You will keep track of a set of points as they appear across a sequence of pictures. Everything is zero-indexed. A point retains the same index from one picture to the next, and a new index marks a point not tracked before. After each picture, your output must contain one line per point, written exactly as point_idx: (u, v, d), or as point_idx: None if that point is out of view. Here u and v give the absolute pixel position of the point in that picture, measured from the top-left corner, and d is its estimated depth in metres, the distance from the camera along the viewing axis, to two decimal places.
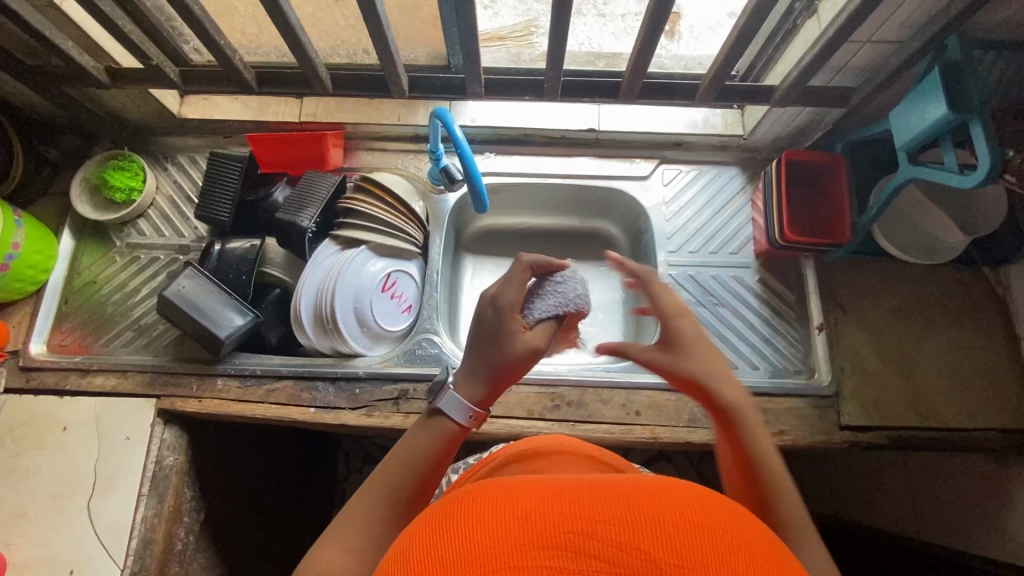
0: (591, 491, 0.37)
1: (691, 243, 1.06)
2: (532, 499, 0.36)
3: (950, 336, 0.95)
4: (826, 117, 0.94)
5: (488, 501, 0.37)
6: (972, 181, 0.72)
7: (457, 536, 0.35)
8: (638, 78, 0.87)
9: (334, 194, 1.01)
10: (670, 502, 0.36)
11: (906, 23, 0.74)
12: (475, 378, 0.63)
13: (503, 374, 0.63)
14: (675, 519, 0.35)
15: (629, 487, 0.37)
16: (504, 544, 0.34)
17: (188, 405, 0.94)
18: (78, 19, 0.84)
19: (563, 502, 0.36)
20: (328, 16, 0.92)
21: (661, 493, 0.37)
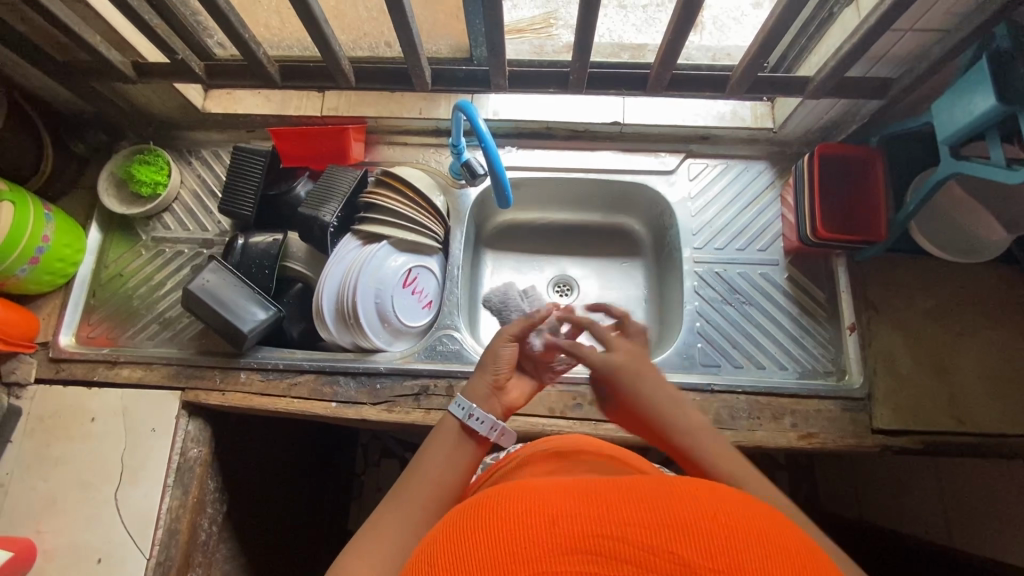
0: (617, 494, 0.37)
1: (718, 239, 1.03)
2: (559, 502, 0.36)
3: (989, 337, 0.92)
4: (862, 109, 0.91)
5: (513, 504, 0.36)
6: (1020, 177, 0.69)
7: (481, 539, 0.35)
8: (667, 69, 0.84)
9: (356, 189, 1.01)
10: (701, 504, 0.35)
11: (953, 10, 0.70)
12: (472, 384, 0.71)
13: (498, 375, 0.71)
14: (707, 521, 0.34)
15: (654, 487, 0.37)
16: (530, 548, 0.33)
17: (212, 397, 0.95)
18: (107, 15, 0.84)
19: (590, 505, 0.35)
20: (351, 9, 0.91)
21: (691, 495, 0.36)
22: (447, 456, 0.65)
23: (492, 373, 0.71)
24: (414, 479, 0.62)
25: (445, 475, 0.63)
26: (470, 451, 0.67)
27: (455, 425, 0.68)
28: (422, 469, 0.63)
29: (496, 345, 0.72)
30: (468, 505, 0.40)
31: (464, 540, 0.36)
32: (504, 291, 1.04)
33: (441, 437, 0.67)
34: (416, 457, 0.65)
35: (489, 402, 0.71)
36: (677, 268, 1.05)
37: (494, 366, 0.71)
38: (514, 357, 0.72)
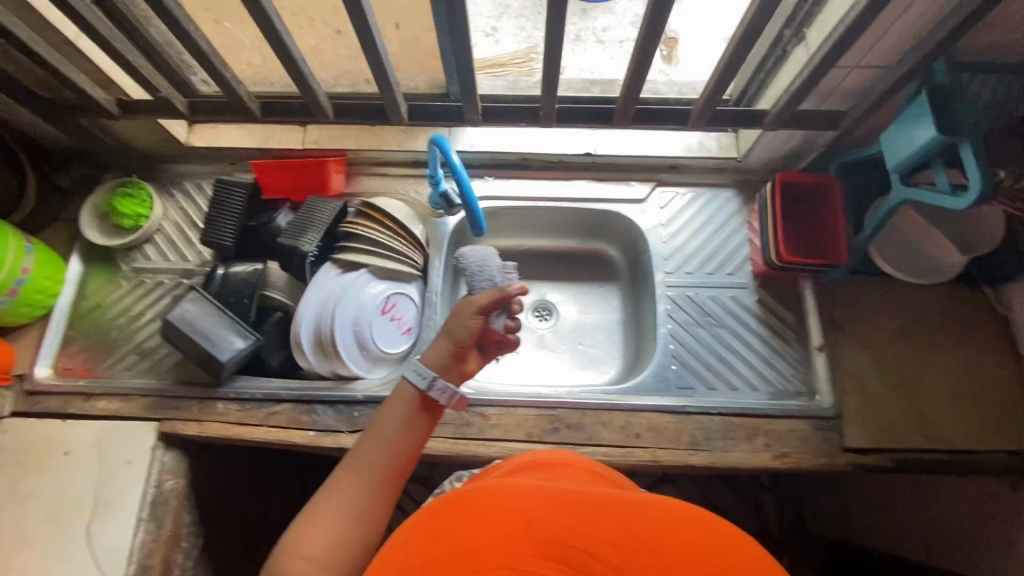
0: (589, 507, 0.41)
1: (689, 263, 1.06)
2: (540, 510, 0.40)
3: (953, 356, 0.95)
4: (819, 140, 0.95)
5: (495, 503, 0.41)
6: (965, 203, 0.73)
7: (463, 529, 0.40)
8: (631, 103, 0.88)
9: (336, 220, 1.03)
10: (675, 534, 0.38)
11: (893, 48, 0.75)
12: (433, 351, 0.73)
13: (460, 341, 0.72)
14: (676, 553, 0.37)
15: (625, 505, 0.41)
16: (507, 547, 0.38)
17: (189, 428, 0.95)
18: (91, 56, 0.87)
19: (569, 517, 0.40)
20: (330, 48, 0.95)
21: (666, 523, 0.39)
22: (401, 422, 0.68)
23: (451, 341, 0.72)
24: (368, 445, 0.65)
25: (399, 442, 0.66)
26: (424, 419, 0.70)
27: (410, 393, 0.69)
28: (375, 437, 0.66)
29: (463, 309, 0.72)
30: (445, 499, 0.43)
31: (447, 529, 0.40)
32: (484, 256, 0.78)
33: (395, 405, 0.69)
34: (369, 425, 0.68)
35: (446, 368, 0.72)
36: (650, 292, 1.07)
37: (454, 335, 0.72)
38: (478, 330, 0.72)
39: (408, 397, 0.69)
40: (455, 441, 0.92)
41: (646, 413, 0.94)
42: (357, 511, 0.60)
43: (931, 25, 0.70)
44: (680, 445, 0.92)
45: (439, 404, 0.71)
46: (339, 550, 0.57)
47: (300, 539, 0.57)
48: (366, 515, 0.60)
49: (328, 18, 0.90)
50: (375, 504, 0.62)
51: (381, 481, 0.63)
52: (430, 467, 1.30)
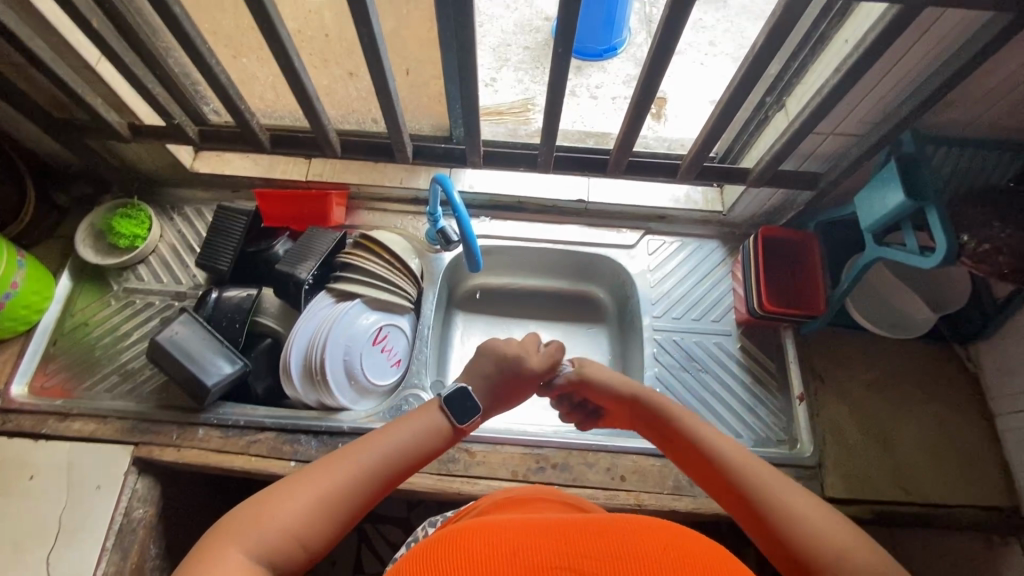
0: (567, 535, 0.42)
1: (676, 309, 1.09)
2: (519, 543, 0.41)
3: (925, 412, 1.00)
4: (797, 199, 1.01)
5: (475, 542, 0.41)
6: (932, 263, 0.78)
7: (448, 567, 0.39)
8: (625, 155, 0.93)
9: (334, 250, 1.05)
10: (650, 543, 0.41)
11: (864, 118, 0.82)
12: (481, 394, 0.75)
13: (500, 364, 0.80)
14: (657, 556, 0.39)
15: (597, 531, 0.42)
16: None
17: (166, 453, 0.93)
18: (108, 80, 0.89)
19: (549, 545, 0.41)
20: (342, 88, 1.00)
21: (639, 538, 0.41)
22: (426, 431, 0.69)
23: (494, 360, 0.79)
24: (386, 439, 0.66)
25: (414, 448, 0.68)
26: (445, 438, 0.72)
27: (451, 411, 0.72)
28: (398, 436, 0.67)
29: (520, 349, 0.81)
30: (423, 548, 0.43)
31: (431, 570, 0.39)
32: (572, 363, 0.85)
33: (425, 415, 0.71)
34: (394, 421, 0.69)
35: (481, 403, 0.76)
36: (638, 334, 1.09)
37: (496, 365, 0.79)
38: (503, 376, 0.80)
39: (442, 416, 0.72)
40: (439, 477, 0.91)
41: (632, 455, 0.94)
42: (351, 496, 0.62)
43: (897, 100, 0.77)
44: (664, 490, 0.92)
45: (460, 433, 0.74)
46: (317, 525, 0.59)
47: (283, 506, 0.58)
48: (353, 503, 0.62)
49: (342, 59, 0.95)
50: (364, 496, 0.63)
51: (381, 475, 0.64)
52: (408, 506, 1.26)
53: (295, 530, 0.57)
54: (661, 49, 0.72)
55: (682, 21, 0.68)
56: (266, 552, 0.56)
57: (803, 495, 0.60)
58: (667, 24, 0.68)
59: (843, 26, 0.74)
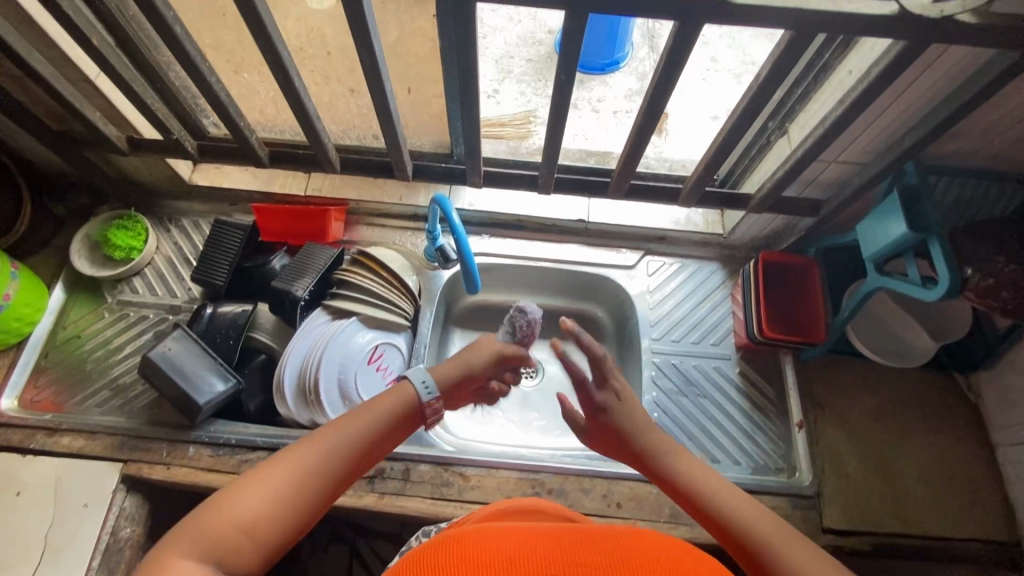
0: (556, 545, 0.43)
1: (675, 332, 1.08)
2: (513, 553, 0.42)
3: (924, 441, 0.99)
4: (798, 225, 1.00)
5: (470, 553, 0.42)
6: (934, 296, 0.77)
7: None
8: (626, 178, 0.92)
9: (331, 266, 1.04)
10: (639, 555, 0.42)
11: (867, 147, 0.82)
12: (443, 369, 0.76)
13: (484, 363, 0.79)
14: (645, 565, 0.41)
15: (586, 542, 0.44)
16: None
17: (155, 471, 0.91)
18: (107, 94, 0.88)
19: (541, 555, 0.42)
20: (343, 105, 1.00)
21: (628, 549, 0.43)
22: (380, 421, 0.69)
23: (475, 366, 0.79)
24: (339, 430, 0.66)
25: (369, 438, 0.67)
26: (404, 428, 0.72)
27: (404, 397, 0.72)
28: (357, 427, 0.67)
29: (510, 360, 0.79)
30: (415, 559, 0.44)
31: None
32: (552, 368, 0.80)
33: (383, 404, 0.70)
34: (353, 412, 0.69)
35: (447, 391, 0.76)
36: (636, 356, 1.08)
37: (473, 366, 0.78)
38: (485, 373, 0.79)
39: (397, 402, 0.71)
40: (433, 501, 0.90)
41: (628, 481, 0.93)
42: (308, 489, 0.61)
43: (901, 132, 0.77)
44: (661, 517, 0.90)
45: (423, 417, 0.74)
46: (273, 519, 0.58)
47: (234, 505, 0.56)
48: (311, 498, 0.61)
49: (344, 76, 0.95)
50: (319, 490, 0.62)
51: (334, 469, 0.63)
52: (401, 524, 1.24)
53: (245, 527, 0.56)
54: (658, 94, 0.71)
55: (678, 71, 0.67)
56: (218, 553, 0.54)
57: (757, 506, 0.62)
58: (664, 72, 0.67)
59: (846, 57, 0.73)
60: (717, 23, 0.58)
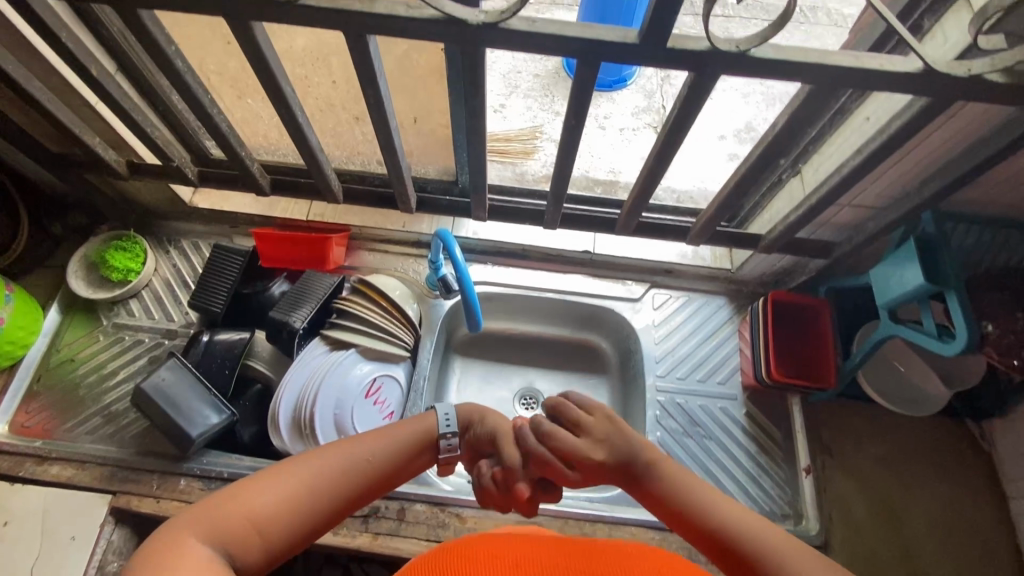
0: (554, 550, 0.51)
1: (680, 369, 1.06)
2: (522, 557, 0.49)
3: (933, 491, 0.97)
4: (809, 265, 0.98)
5: (483, 556, 0.49)
6: (951, 350, 0.75)
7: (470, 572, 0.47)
8: (635, 218, 0.90)
9: (331, 294, 1.02)
10: (625, 554, 0.51)
11: (883, 193, 0.79)
12: (465, 408, 0.78)
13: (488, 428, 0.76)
14: (632, 561, 0.50)
15: (578, 548, 0.52)
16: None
17: (145, 505, 0.89)
18: (108, 119, 0.87)
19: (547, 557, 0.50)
20: (347, 131, 0.98)
21: (613, 552, 0.52)
22: (398, 447, 0.69)
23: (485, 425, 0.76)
24: (360, 447, 0.66)
25: (386, 462, 0.67)
26: (424, 456, 0.72)
27: (428, 429, 0.72)
28: (378, 445, 0.67)
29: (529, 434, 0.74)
30: (431, 561, 0.51)
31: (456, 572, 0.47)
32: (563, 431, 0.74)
33: (409, 427, 0.72)
34: (378, 429, 0.70)
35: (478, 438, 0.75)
36: (639, 393, 1.06)
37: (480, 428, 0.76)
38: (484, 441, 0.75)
39: (419, 430, 0.72)
40: (428, 544, 0.87)
41: (630, 527, 0.90)
42: (321, 499, 0.61)
43: (919, 180, 0.75)
44: None
45: (437, 454, 0.73)
46: (282, 521, 0.58)
47: (250, 496, 0.57)
48: (321, 510, 0.61)
49: (349, 104, 0.93)
50: (329, 504, 0.62)
51: (347, 485, 0.63)
52: None
53: (256, 522, 0.56)
54: (669, 142, 0.70)
55: (691, 120, 0.65)
56: (225, 542, 0.54)
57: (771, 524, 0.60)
58: (675, 122, 0.66)
59: (864, 103, 0.71)
60: (734, 74, 0.56)
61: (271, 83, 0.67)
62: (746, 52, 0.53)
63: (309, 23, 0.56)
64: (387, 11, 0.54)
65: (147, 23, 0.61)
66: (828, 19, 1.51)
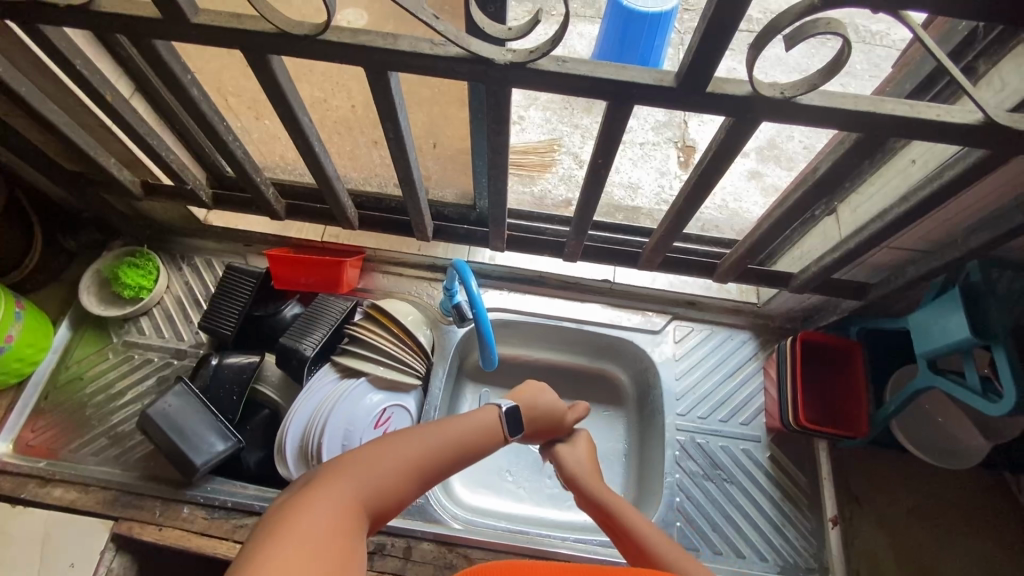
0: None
1: (701, 407, 1.01)
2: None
3: (968, 547, 0.92)
4: (840, 306, 0.93)
5: None
6: (997, 411, 0.70)
7: None
8: (659, 253, 0.86)
9: (343, 319, 1.00)
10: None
11: (927, 238, 0.75)
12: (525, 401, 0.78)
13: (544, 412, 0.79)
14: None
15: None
16: None
17: (146, 532, 0.87)
18: (123, 140, 0.85)
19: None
20: (365, 154, 0.96)
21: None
22: (477, 438, 0.70)
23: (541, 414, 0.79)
24: (444, 429, 0.67)
25: (473, 439, 0.69)
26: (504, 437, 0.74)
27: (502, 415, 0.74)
28: (470, 423, 0.70)
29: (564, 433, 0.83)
30: None
31: None
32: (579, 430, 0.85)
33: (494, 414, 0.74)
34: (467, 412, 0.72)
35: (528, 421, 0.78)
36: (658, 431, 1.02)
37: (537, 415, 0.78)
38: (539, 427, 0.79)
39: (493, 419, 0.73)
40: None
41: None
42: (426, 465, 0.64)
43: (966, 228, 0.70)
44: None
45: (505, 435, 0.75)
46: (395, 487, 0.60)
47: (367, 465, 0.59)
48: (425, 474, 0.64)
49: (367, 129, 0.90)
50: (433, 468, 0.64)
51: (434, 465, 0.65)
52: None
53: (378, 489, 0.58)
54: (700, 183, 0.66)
55: (726, 162, 0.62)
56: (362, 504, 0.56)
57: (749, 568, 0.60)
58: (708, 165, 0.63)
59: (910, 144, 0.67)
60: (775, 120, 0.53)
61: (288, 113, 0.65)
62: (791, 98, 0.49)
63: (327, 58, 0.54)
64: (411, 48, 0.52)
65: (163, 54, 0.59)
66: (857, 36, 1.46)
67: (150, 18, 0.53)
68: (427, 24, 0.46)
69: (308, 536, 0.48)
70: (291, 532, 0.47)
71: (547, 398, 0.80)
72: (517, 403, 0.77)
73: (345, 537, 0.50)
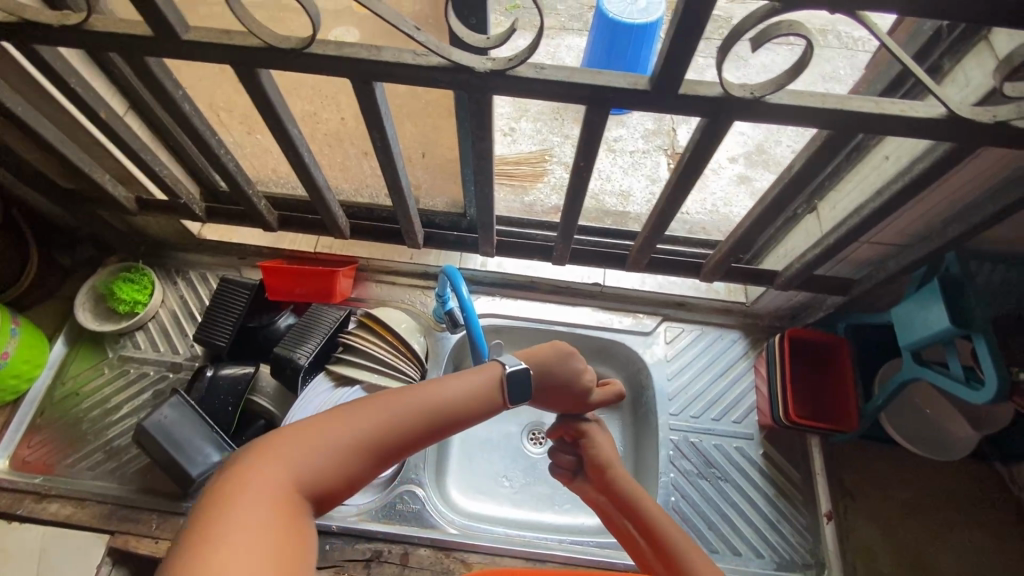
0: None
1: (693, 406, 1.02)
2: None
3: (961, 538, 0.92)
4: (826, 302, 0.94)
5: None
6: (982, 398, 0.71)
7: None
8: (646, 254, 0.88)
9: (337, 328, 1.01)
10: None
11: (906, 231, 0.76)
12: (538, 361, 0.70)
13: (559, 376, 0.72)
14: None
15: None
16: None
17: (142, 546, 0.87)
18: (117, 156, 0.87)
19: None
20: (356, 165, 0.98)
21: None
22: (452, 403, 0.60)
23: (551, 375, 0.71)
24: (410, 395, 0.58)
25: (449, 406, 0.60)
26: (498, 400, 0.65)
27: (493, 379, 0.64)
28: (445, 388, 0.60)
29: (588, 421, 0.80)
30: None
31: None
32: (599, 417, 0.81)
33: (481, 377, 0.64)
34: (447, 375, 0.62)
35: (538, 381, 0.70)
36: (651, 431, 1.02)
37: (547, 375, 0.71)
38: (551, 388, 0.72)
39: (484, 382, 0.64)
40: None
41: None
42: (386, 440, 0.55)
43: (942, 220, 0.72)
44: None
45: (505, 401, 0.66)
46: (343, 466, 0.53)
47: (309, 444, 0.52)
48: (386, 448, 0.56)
49: (357, 140, 0.92)
50: (394, 442, 0.56)
51: (393, 440, 0.56)
52: None
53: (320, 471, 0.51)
54: (680, 184, 0.68)
55: (704, 161, 0.64)
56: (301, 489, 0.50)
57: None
58: (686, 166, 0.65)
59: (882, 141, 0.69)
60: (748, 118, 0.55)
61: (278, 126, 0.67)
62: (761, 98, 0.51)
63: (314, 71, 0.56)
64: (395, 59, 0.54)
65: (155, 70, 0.61)
66: (838, 42, 1.50)
67: (143, 36, 0.55)
68: (408, 35, 0.48)
69: (226, 538, 0.42)
70: (211, 537, 0.42)
71: (570, 364, 0.72)
72: (528, 362, 0.69)
73: (274, 534, 0.44)
